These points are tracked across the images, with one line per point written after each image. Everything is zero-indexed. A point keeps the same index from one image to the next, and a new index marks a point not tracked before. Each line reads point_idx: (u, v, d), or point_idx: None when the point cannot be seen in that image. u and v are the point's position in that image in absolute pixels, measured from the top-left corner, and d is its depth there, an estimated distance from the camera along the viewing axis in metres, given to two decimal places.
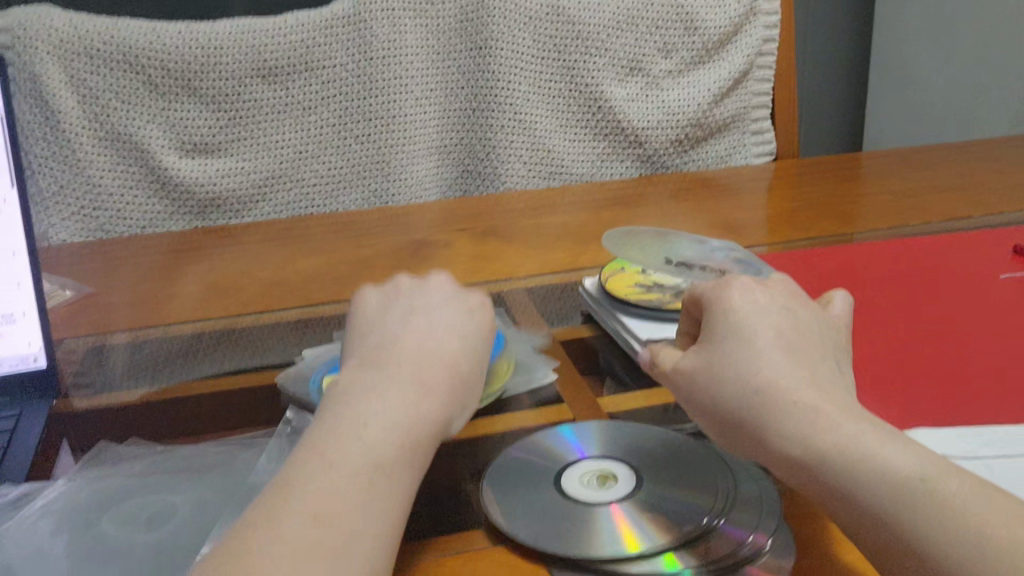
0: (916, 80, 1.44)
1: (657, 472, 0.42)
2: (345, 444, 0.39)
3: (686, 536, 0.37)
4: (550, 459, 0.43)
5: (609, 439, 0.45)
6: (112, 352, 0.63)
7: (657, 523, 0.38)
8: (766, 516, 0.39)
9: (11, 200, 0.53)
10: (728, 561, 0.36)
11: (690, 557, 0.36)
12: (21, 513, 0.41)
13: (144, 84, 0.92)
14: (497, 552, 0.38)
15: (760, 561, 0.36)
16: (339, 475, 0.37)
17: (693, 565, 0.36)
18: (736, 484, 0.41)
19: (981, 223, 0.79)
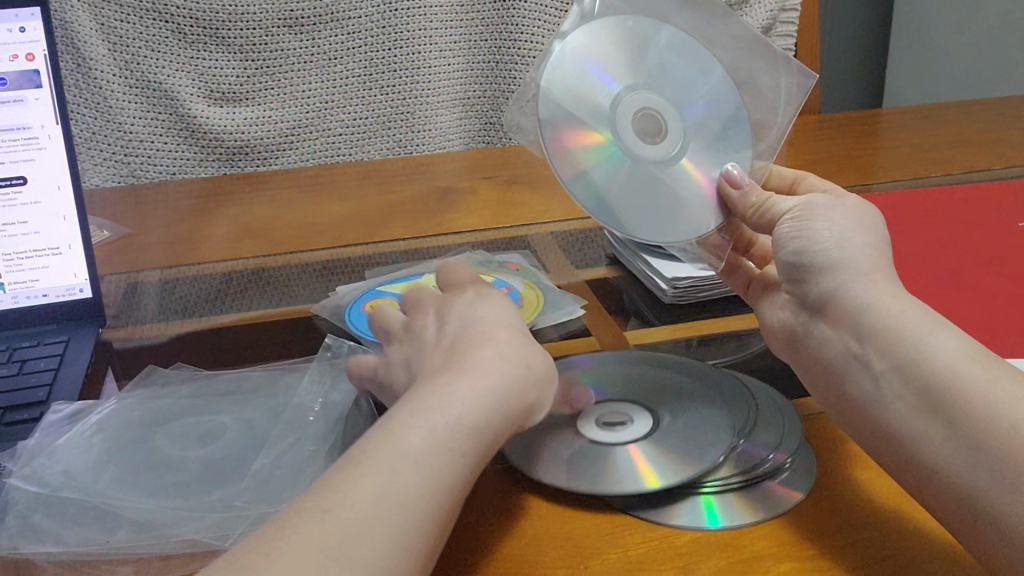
0: (936, 41, 1.44)
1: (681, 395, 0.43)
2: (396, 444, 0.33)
3: (710, 453, 0.39)
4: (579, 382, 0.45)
5: (635, 366, 0.46)
6: (148, 289, 0.64)
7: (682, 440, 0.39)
8: (785, 437, 0.40)
9: (57, 136, 0.54)
10: (752, 475, 0.38)
11: (715, 472, 0.38)
12: (75, 430, 0.42)
13: (173, 32, 0.93)
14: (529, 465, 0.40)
15: (781, 477, 0.38)
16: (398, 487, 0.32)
17: (718, 479, 0.37)
18: (758, 409, 0.42)
19: (1002, 176, 0.80)
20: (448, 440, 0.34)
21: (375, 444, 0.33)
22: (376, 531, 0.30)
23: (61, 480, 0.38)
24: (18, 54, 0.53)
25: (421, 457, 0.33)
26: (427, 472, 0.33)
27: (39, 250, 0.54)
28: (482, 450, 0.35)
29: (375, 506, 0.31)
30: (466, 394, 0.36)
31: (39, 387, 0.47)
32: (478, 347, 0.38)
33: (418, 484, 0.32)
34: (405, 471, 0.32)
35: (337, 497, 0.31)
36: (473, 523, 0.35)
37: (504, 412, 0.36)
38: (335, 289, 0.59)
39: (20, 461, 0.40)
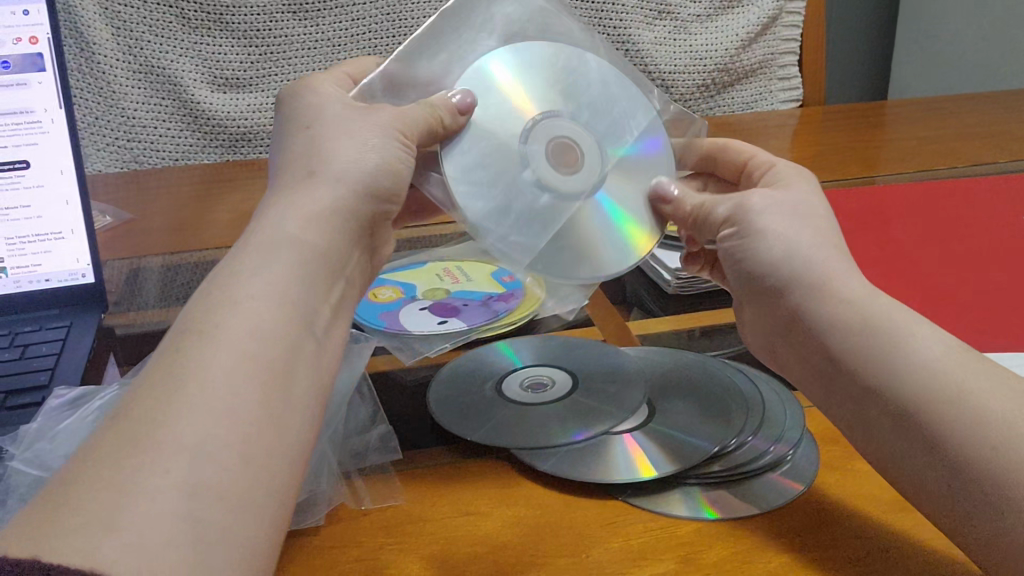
0: (941, 34, 1.43)
1: (683, 393, 0.43)
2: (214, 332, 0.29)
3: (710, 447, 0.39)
4: (579, 376, 0.45)
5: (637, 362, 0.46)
6: (149, 275, 0.64)
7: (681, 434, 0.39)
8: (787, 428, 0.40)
9: (60, 120, 0.53)
10: (753, 466, 0.38)
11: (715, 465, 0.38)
12: (78, 413, 0.42)
13: (177, 17, 0.92)
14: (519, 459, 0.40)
15: (782, 470, 0.38)
16: (223, 392, 0.28)
17: (717, 470, 0.37)
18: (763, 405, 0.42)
19: (1005, 169, 0.79)
20: (263, 311, 0.30)
21: (191, 329, 0.29)
22: (233, 412, 0.27)
23: (63, 466, 0.38)
24: (20, 38, 0.52)
25: (246, 332, 0.29)
26: (259, 344, 0.29)
27: (42, 234, 0.54)
28: (302, 315, 0.32)
29: (218, 395, 0.27)
30: (274, 264, 0.32)
31: (41, 372, 0.47)
32: (290, 209, 0.35)
33: (238, 355, 0.29)
34: (227, 347, 0.29)
35: (175, 386, 0.27)
36: (320, 385, 0.32)
37: (314, 270, 0.33)
38: None
39: (22, 444, 0.40)
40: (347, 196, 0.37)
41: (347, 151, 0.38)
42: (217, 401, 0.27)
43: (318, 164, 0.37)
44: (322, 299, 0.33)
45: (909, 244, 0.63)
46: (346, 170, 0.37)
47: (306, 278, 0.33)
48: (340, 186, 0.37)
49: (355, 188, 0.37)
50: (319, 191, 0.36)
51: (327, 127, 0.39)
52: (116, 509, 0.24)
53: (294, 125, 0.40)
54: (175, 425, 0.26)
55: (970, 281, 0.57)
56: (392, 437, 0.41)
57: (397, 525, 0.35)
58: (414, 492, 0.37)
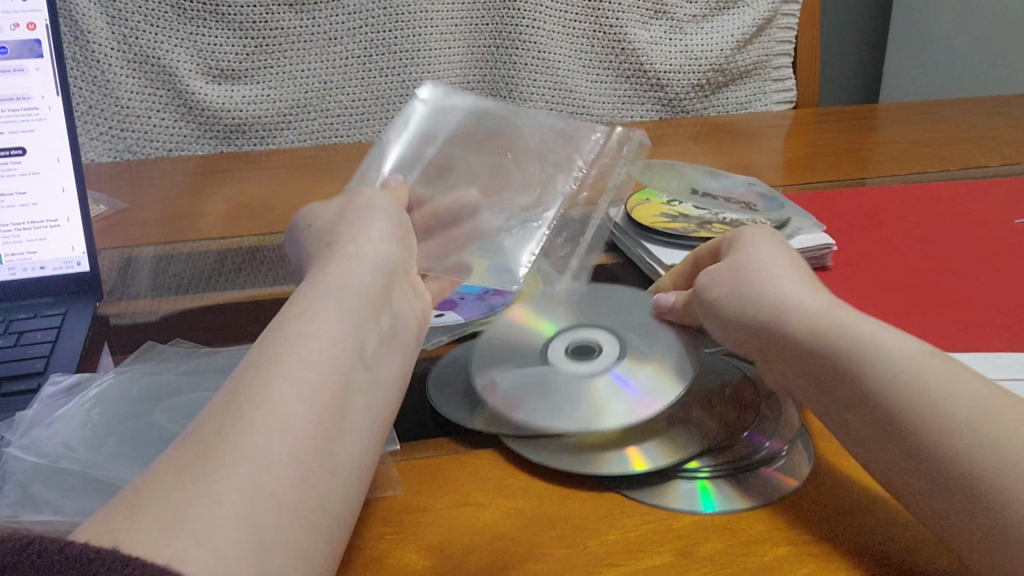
0: (934, 40, 1.44)
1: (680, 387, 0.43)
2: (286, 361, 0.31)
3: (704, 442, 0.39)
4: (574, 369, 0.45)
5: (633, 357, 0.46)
6: (142, 265, 0.64)
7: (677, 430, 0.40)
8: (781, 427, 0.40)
9: (57, 107, 0.53)
10: (747, 462, 0.38)
11: (709, 461, 0.38)
12: (74, 401, 0.42)
13: (172, 7, 0.92)
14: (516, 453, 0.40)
15: (777, 466, 0.38)
16: (290, 414, 0.29)
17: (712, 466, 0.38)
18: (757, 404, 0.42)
19: (997, 173, 0.80)
20: (319, 349, 0.32)
21: (254, 365, 0.31)
22: (290, 435, 0.29)
23: (59, 451, 0.38)
24: (19, 23, 0.52)
25: (300, 367, 0.31)
26: (316, 381, 0.31)
27: (38, 221, 0.54)
28: (354, 357, 0.33)
29: (284, 415, 0.29)
30: (328, 304, 0.35)
31: (36, 358, 0.47)
32: (339, 267, 0.37)
33: (298, 388, 0.30)
34: (289, 379, 0.30)
35: (240, 414, 0.29)
36: (373, 420, 0.33)
37: (364, 312, 0.35)
38: None
39: (18, 430, 0.39)
40: (384, 256, 0.39)
41: (377, 231, 0.41)
42: (284, 419, 0.29)
43: (350, 237, 0.40)
44: (375, 345, 0.35)
45: (904, 245, 0.63)
46: (368, 239, 0.40)
47: (361, 314, 0.35)
48: (376, 252, 0.39)
49: (386, 253, 0.39)
50: (349, 252, 0.39)
51: (353, 214, 0.43)
52: (171, 511, 0.25)
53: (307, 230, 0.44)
54: (241, 445, 0.28)
55: (964, 283, 0.57)
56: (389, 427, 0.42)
57: (394, 515, 0.35)
58: (410, 483, 0.37)
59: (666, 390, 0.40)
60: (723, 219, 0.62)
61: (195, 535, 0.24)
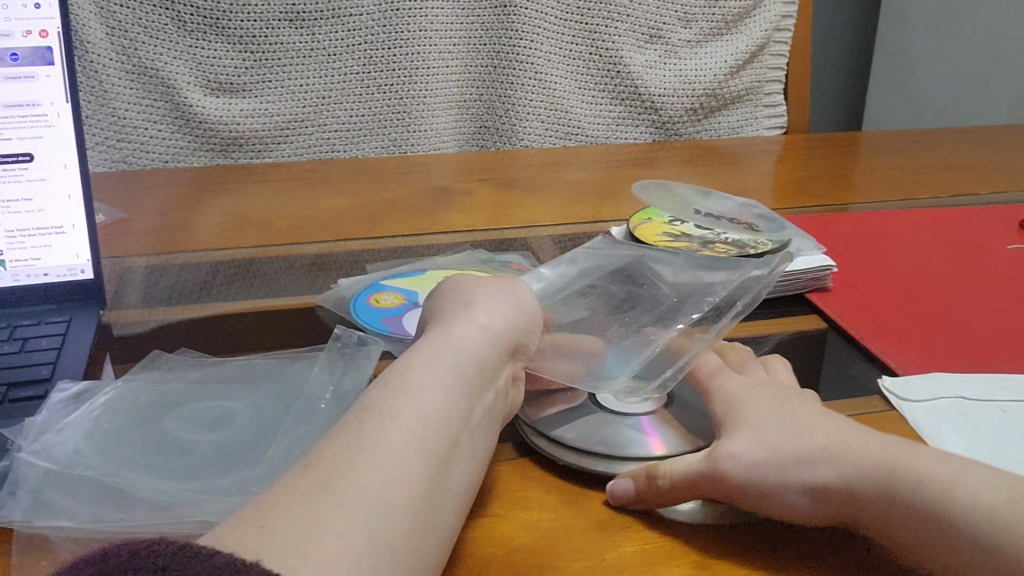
0: (916, 71, 1.47)
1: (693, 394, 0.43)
2: (408, 405, 0.33)
3: None
4: None
5: None
6: (139, 276, 0.64)
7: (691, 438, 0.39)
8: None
9: (66, 115, 0.53)
10: None
11: None
12: (83, 408, 0.42)
13: (173, 20, 0.93)
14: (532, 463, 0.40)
15: None
16: (399, 460, 0.30)
17: None
18: None
19: (985, 201, 0.82)
20: (431, 406, 0.33)
21: (375, 406, 0.33)
22: (392, 479, 0.30)
23: (72, 458, 0.38)
24: (31, 30, 0.52)
25: (413, 421, 0.32)
26: (423, 433, 0.32)
27: (42, 228, 0.53)
28: (463, 418, 0.35)
29: (395, 462, 0.30)
30: (443, 363, 0.36)
31: (42, 365, 0.46)
32: (464, 329, 0.39)
33: (410, 440, 0.31)
34: (401, 432, 0.32)
35: (354, 456, 0.30)
36: (469, 475, 0.34)
37: (479, 376, 0.37)
38: (337, 284, 0.60)
39: (28, 436, 0.39)
40: (504, 319, 0.41)
41: (497, 297, 0.42)
42: (388, 465, 0.30)
43: (478, 302, 0.42)
44: (484, 413, 0.37)
45: (901, 268, 0.64)
46: (487, 305, 0.41)
47: (475, 378, 0.37)
48: (494, 315, 0.41)
49: (511, 321, 0.41)
50: (474, 316, 0.40)
51: (478, 281, 0.44)
52: (272, 536, 0.26)
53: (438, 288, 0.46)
54: (350, 485, 0.29)
55: (962, 304, 0.58)
56: None
57: None
58: None
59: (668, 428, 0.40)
60: (725, 240, 0.63)
61: (306, 563, 0.25)
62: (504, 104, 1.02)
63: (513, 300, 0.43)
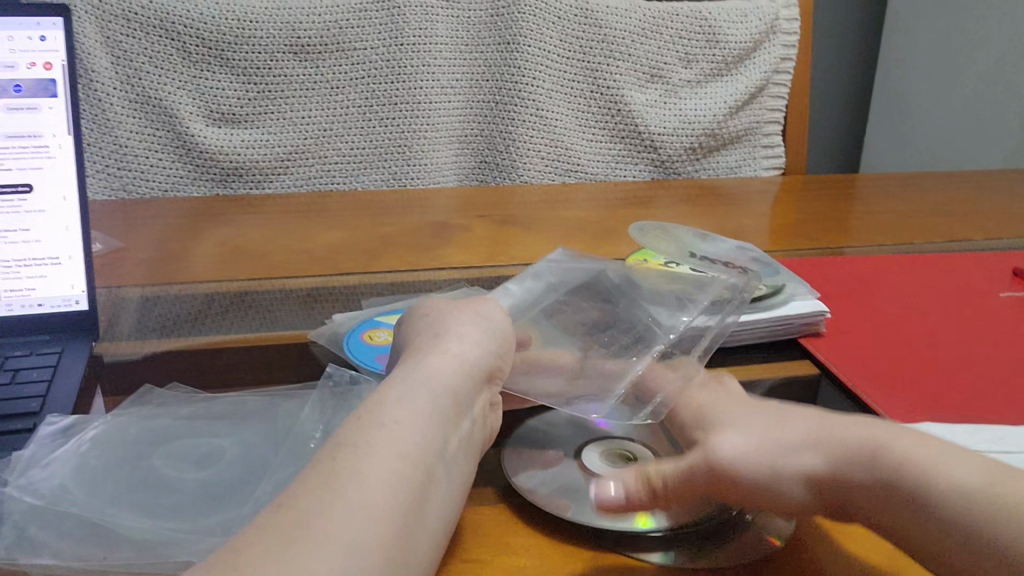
0: (914, 114, 1.48)
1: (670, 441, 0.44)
2: (388, 438, 0.33)
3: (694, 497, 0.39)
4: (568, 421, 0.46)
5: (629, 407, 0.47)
6: (132, 306, 0.64)
7: None
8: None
9: (67, 147, 0.54)
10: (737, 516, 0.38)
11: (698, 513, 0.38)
12: (72, 442, 0.42)
13: (178, 51, 0.94)
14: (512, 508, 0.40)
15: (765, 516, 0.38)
16: (378, 498, 0.30)
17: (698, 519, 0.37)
18: None
19: (980, 248, 0.82)
20: (407, 436, 0.33)
21: (352, 438, 0.33)
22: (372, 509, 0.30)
23: (58, 493, 0.38)
24: (35, 62, 0.53)
25: (388, 449, 0.32)
26: (401, 465, 0.32)
27: (39, 258, 0.54)
28: (440, 450, 0.35)
29: (374, 500, 0.30)
30: (422, 391, 0.36)
31: (32, 397, 0.46)
32: (439, 359, 0.39)
33: (390, 471, 0.31)
34: (376, 461, 0.32)
35: (333, 492, 0.30)
36: (447, 509, 0.34)
37: (454, 409, 0.37)
38: (332, 320, 0.60)
39: (15, 470, 0.39)
40: (479, 351, 0.41)
41: (468, 327, 0.43)
42: (367, 502, 0.30)
43: (453, 334, 0.41)
44: (460, 444, 0.37)
45: (895, 314, 0.64)
46: (463, 336, 0.41)
47: (451, 409, 0.37)
48: (466, 345, 0.41)
49: (481, 350, 0.41)
50: (446, 348, 0.40)
51: (453, 313, 0.44)
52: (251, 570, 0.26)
53: (417, 315, 0.46)
54: (332, 517, 0.29)
55: (956, 353, 0.58)
56: None
57: None
58: None
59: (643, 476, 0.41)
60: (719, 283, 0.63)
61: None
62: (505, 140, 1.03)
63: (488, 333, 0.43)
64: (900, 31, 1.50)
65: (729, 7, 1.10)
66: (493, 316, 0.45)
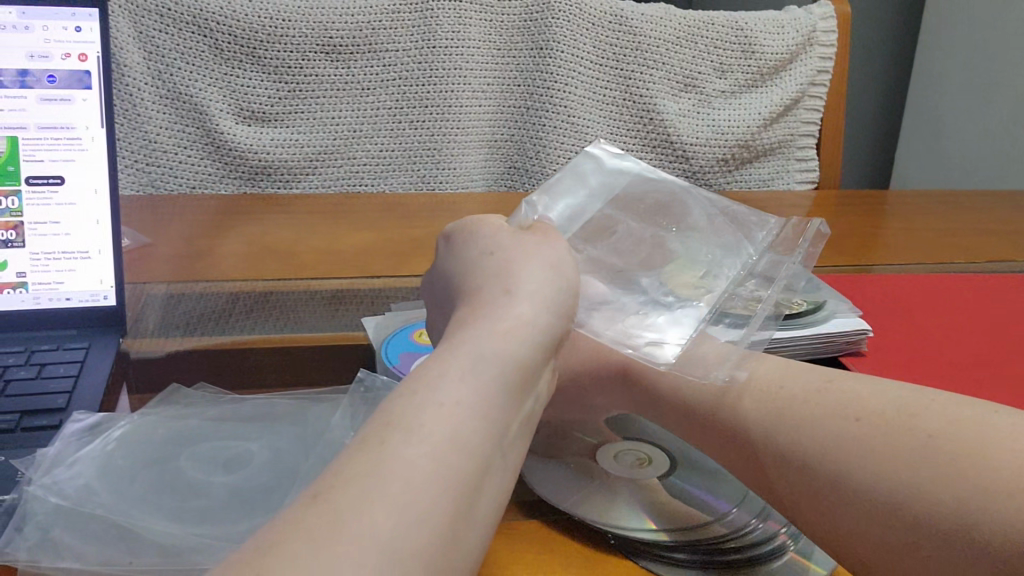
0: (947, 131, 1.46)
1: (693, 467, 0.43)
2: (441, 421, 0.29)
3: (719, 531, 0.39)
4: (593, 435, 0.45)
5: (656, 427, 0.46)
6: (156, 303, 0.63)
7: (690, 514, 0.39)
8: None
9: (100, 139, 0.53)
10: (764, 552, 0.38)
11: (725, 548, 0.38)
12: (97, 441, 0.41)
13: (210, 47, 0.93)
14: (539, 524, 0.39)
15: (790, 554, 0.38)
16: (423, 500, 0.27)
17: (726, 555, 0.37)
18: None
19: (1017, 268, 0.80)
20: (457, 426, 0.29)
21: (394, 420, 0.29)
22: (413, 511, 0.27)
23: (84, 493, 0.37)
24: (70, 53, 0.52)
25: (435, 440, 0.29)
26: (453, 456, 0.29)
27: (68, 252, 0.53)
28: (493, 436, 0.31)
29: (411, 500, 0.27)
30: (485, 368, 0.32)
31: (58, 393, 0.45)
32: (501, 322, 0.34)
33: (437, 468, 0.28)
34: (419, 454, 0.28)
35: (367, 487, 0.27)
36: (498, 499, 0.31)
37: (515, 385, 0.33)
38: (359, 323, 0.59)
39: (41, 469, 0.38)
40: (550, 316, 0.36)
41: (542, 277, 0.38)
42: (407, 500, 0.27)
43: (525, 288, 0.36)
44: (516, 419, 0.33)
45: (935, 334, 0.63)
46: (537, 291, 0.37)
47: (513, 389, 0.33)
48: (537, 303, 0.36)
49: (555, 312, 0.37)
50: (518, 310, 0.35)
51: (527, 256, 0.39)
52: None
53: (482, 253, 0.40)
54: (368, 521, 0.26)
55: (996, 374, 0.57)
56: None
57: None
58: None
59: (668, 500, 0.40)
60: None
61: None
62: (535, 146, 1.01)
63: (564, 290, 0.38)
64: (933, 47, 1.48)
65: (767, 18, 1.09)
66: (566, 262, 0.40)
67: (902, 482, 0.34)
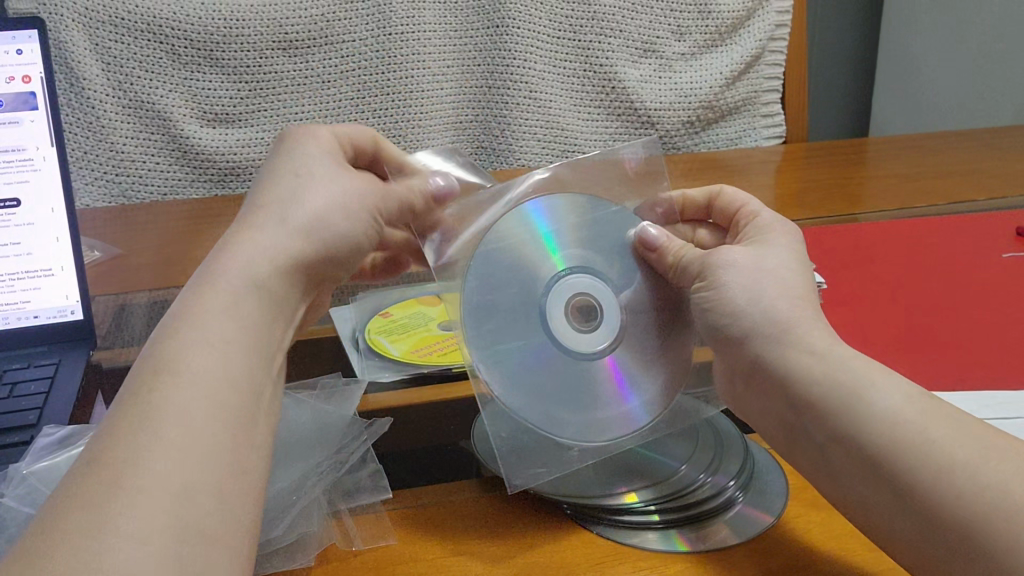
0: (923, 72, 1.45)
1: None
2: (175, 425, 0.29)
3: (660, 490, 0.41)
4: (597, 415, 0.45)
5: None
6: (136, 312, 0.65)
7: (634, 482, 0.42)
8: (749, 462, 0.43)
9: (51, 158, 0.54)
10: (706, 508, 0.40)
11: (660, 507, 0.40)
12: (66, 450, 0.42)
13: (167, 53, 0.93)
14: (488, 501, 0.42)
15: (734, 512, 0.40)
16: (149, 482, 0.27)
17: (665, 516, 0.39)
18: (722, 448, 0.44)
19: (983, 208, 0.81)
20: (198, 412, 0.30)
21: (139, 423, 0.29)
22: (197, 436, 0.29)
23: (53, 500, 0.38)
24: (14, 76, 0.53)
25: (196, 395, 0.31)
26: (190, 455, 0.29)
27: (32, 271, 0.54)
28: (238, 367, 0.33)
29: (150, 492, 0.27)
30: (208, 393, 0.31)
31: (29, 410, 0.47)
32: (237, 265, 0.36)
33: (202, 420, 0.30)
34: (193, 383, 0.31)
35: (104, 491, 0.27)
36: (248, 468, 0.31)
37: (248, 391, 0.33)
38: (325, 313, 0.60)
39: (12, 484, 0.39)
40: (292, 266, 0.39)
41: (319, 195, 0.42)
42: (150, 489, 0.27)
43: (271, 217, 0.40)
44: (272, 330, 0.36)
45: (897, 279, 0.64)
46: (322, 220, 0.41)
47: (240, 396, 0.32)
48: (288, 233, 0.40)
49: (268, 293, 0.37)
50: None
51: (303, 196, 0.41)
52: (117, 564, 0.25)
53: (288, 168, 0.43)
54: (133, 479, 0.27)
55: (955, 318, 0.58)
56: (383, 474, 0.43)
57: (381, 567, 0.37)
58: (402, 531, 0.39)
59: (620, 474, 0.42)
60: None
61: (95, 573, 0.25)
62: (500, 125, 1.03)
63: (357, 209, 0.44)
64: None
65: None
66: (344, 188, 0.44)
67: (845, 412, 0.35)
